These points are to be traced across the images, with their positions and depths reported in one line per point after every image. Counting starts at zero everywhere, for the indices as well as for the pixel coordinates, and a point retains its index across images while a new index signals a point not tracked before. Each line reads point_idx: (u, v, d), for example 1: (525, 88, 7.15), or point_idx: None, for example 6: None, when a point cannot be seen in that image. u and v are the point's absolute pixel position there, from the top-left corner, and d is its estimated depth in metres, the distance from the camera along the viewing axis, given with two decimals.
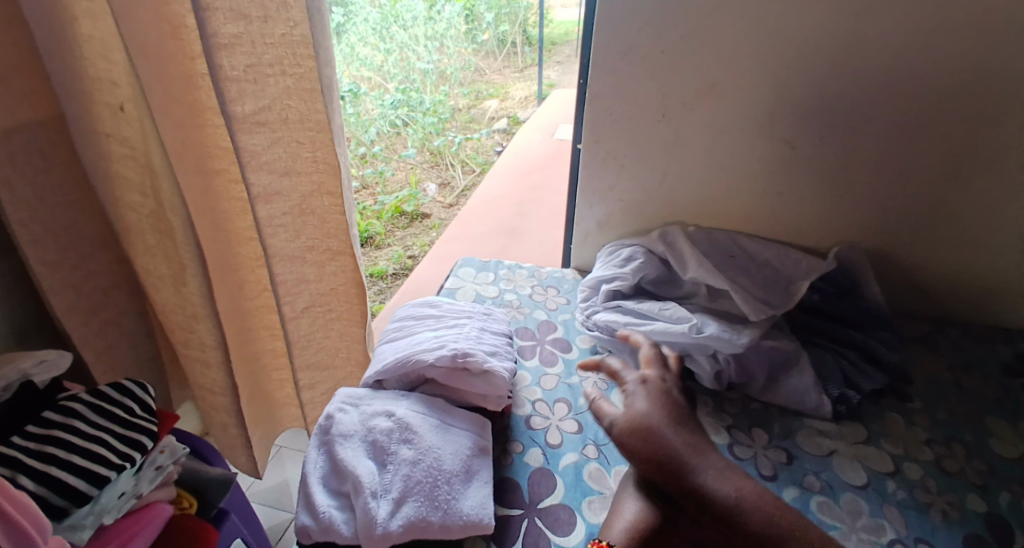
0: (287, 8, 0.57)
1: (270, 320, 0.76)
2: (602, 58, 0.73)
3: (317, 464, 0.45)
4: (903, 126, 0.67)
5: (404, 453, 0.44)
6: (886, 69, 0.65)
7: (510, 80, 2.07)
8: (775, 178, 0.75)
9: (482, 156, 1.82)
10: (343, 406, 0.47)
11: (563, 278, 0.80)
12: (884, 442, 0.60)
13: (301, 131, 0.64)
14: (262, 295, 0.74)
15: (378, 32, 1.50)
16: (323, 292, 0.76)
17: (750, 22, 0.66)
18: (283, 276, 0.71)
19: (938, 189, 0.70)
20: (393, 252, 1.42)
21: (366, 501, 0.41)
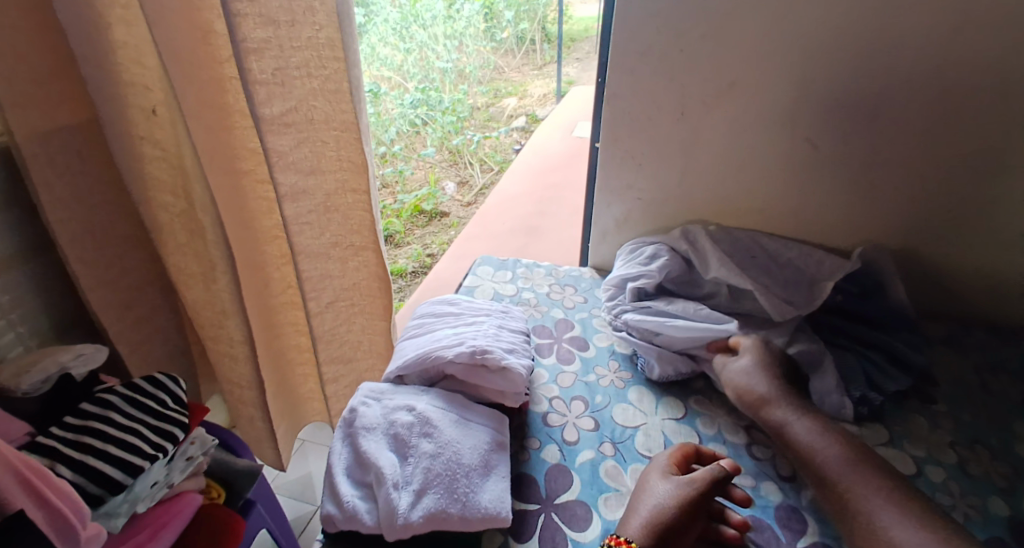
0: (312, 11, 0.59)
1: (294, 316, 0.78)
2: (620, 58, 0.73)
3: (341, 456, 0.46)
4: (929, 123, 0.66)
5: (424, 447, 0.45)
6: (910, 65, 0.64)
7: (530, 77, 2.06)
8: (796, 176, 0.74)
9: (501, 155, 1.84)
10: (366, 400, 0.48)
11: (581, 277, 0.81)
12: (906, 444, 0.60)
13: (326, 130, 0.66)
14: (286, 292, 0.75)
15: (399, 31, 1.51)
16: (346, 286, 0.78)
17: (769, 20, 0.66)
18: (308, 272, 0.72)
19: (966, 187, 0.69)
20: (412, 250, 1.45)
21: (388, 491, 0.42)
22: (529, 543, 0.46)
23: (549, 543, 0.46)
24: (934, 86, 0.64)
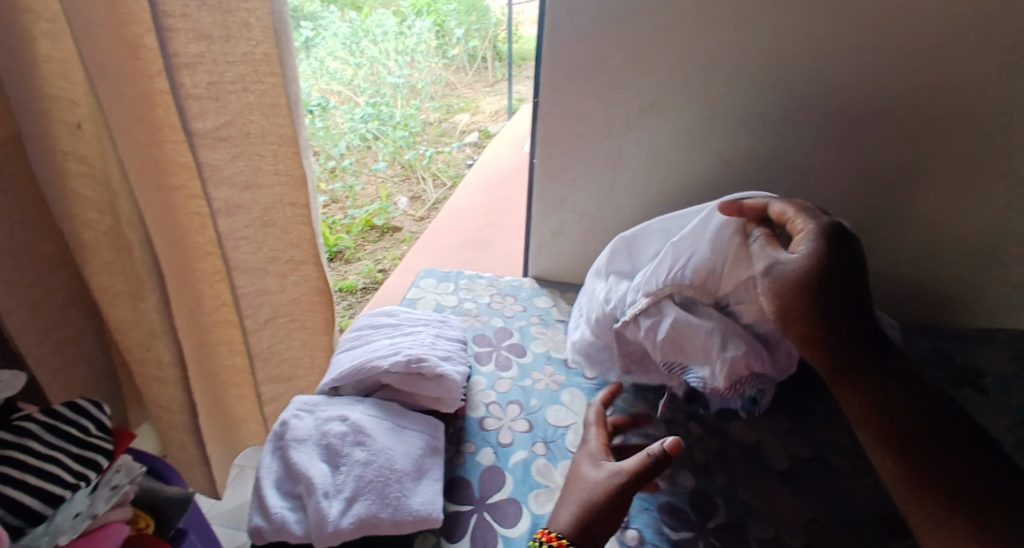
0: (248, 28, 0.59)
1: (232, 336, 0.77)
2: (550, 78, 0.76)
3: (272, 468, 0.46)
4: (835, 139, 0.72)
5: (356, 455, 0.45)
6: (819, 86, 0.69)
7: (481, 94, 2.05)
8: (719, 190, 0.79)
9: (454, 170, 1.87)
10: (298, 412, 0.49)
11: (520, 287, 0.83)
12: (812, 432, 0.64)
13: (263, 144, 0.65)
14: (220, 311, 0.74)
15: (349, 46, 1.49)
16: (285, 301, 0.77)
17: (684, 46, 0.70)
18: (245, 287, 0.73)
19: (873, 199, 0.75)
20: (363, 267, 1.43)
21: (317, 501, 0.42)
22: (461, 543, 0.47)
23: (480, 543, 0.47)
24: (839, 105, 0.69)
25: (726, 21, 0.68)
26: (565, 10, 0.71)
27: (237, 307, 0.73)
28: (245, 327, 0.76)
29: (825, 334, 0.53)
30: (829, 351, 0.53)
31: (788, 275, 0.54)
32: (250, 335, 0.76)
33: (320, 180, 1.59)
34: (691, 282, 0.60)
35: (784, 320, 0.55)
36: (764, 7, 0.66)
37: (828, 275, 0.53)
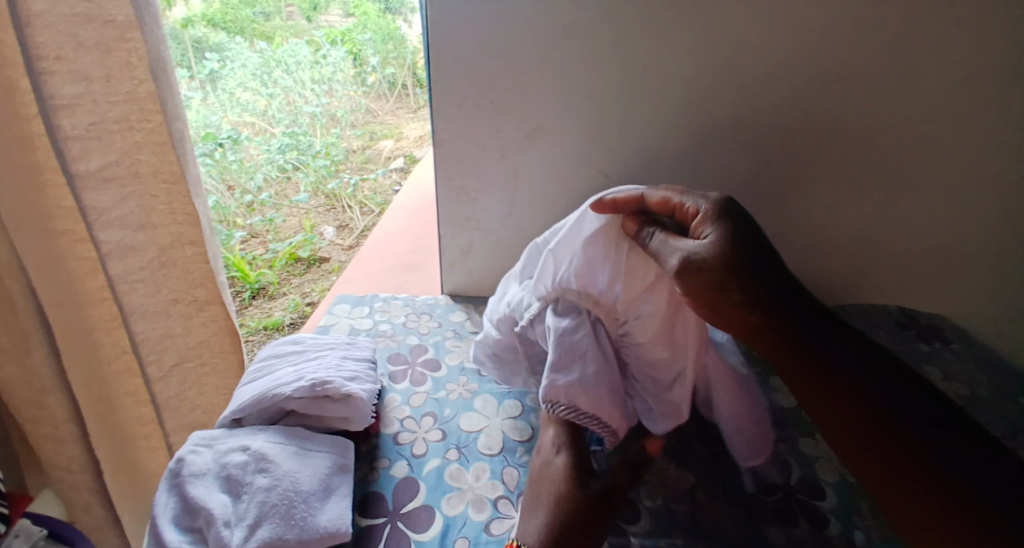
0: (131, 67, 0.60)
1: (134, 385, 0.73)
2: (441, 106, 0.78)
3: (169, 505, 0.45)
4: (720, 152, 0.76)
5: (259, 482, 0.46)
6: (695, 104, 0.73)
7: (406, 120, 1.80)
8: None
9: (381, 196, 1.73)
10: (195, 447, 0.48)
11: (436, 304, 0.85)
12: (817, 468, 0.57)
13: (156, 183, 0.67)
14: (120, 359, 0.71)
15: (259, 77, 1.58)
16: (192, 344, 0.78)
17: (562, 74, 0.73)
18: (144, 332, 0.72)
19: None
20: (289, 301, 1.39)
21: (218, 531, 0.42)
22: None
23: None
24: (724, 120, 0.72)
25: (598, 48, 0.71)
26: (448, 42, 0.73)
27: (137, 355, 0.72)
28: (149, 377, 0.74)
29: (762, 322, 0.53)
30: (773, 344, 0.53)
31: (701, 261, 0.53)
32: (155, 384, 0.75)
33: (236, 216, 1.53)
34: (577, 287, 0.59)
35: (711, 311, 0.54)
36: (635, 35, 0.69)
37: (742, 265, 0.52)
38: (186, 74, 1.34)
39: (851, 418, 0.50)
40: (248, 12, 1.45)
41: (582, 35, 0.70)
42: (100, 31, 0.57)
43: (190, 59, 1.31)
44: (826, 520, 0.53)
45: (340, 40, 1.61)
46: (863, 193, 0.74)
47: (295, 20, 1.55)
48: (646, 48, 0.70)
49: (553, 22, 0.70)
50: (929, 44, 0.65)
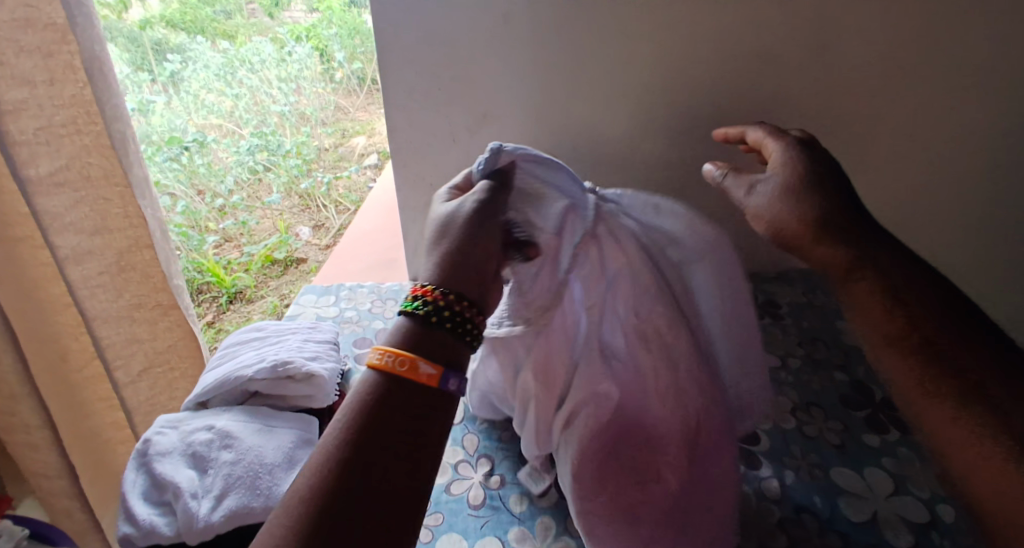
0: (73, 70, 0.65)
1: (106, 390, 0.82)
2: (392, 96, 0.80)
3: (138, 482, 0.50)
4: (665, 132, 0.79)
5: (224, 457, 0.50)
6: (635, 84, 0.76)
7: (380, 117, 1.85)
8: None
9: (355, 193, 1.65)
10: (161, 429, 0.52)
11: (402, 289, 0.87)
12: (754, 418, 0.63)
13: (107, 187, 0.73)
14: (89, 366, 0.79)
15: (223, 77, 1.61)
16: (159, 349, 0.86)
17: (504, 59, 0.76)
18: (109, 338, 0.79)
19: None
20: (269, 302, 1.39)
21: (185, 502, 0.47)
22: None
23: None
24: (660, 98, 0.76)
25: (538, 33, 0.73)
26: (394, 35, 0.75)
27: (104, 361, 0.80)
28: (119, 381, 0.83)
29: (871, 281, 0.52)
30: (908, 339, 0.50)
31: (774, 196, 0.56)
32: (124, 388, 0.84)
33: (208, 220, 1.52)
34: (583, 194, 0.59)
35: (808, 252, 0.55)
36: (570, 16, 0.72)
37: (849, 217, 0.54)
38: (150, 77, 1.41)
39: (941, 395, 0.47)
40: (209, 10, 1.51)
41: (520, 21, 0.73)
42: (40, 36, 0.62)
43: (151, 61, 1.38)
44: (759, 463, 0.59)
45: (306, 35, 1.72)
46: None
47: (259, 17, 1.65)
48: (584, 30, 0.73)
49: (490, 10, 0.72)
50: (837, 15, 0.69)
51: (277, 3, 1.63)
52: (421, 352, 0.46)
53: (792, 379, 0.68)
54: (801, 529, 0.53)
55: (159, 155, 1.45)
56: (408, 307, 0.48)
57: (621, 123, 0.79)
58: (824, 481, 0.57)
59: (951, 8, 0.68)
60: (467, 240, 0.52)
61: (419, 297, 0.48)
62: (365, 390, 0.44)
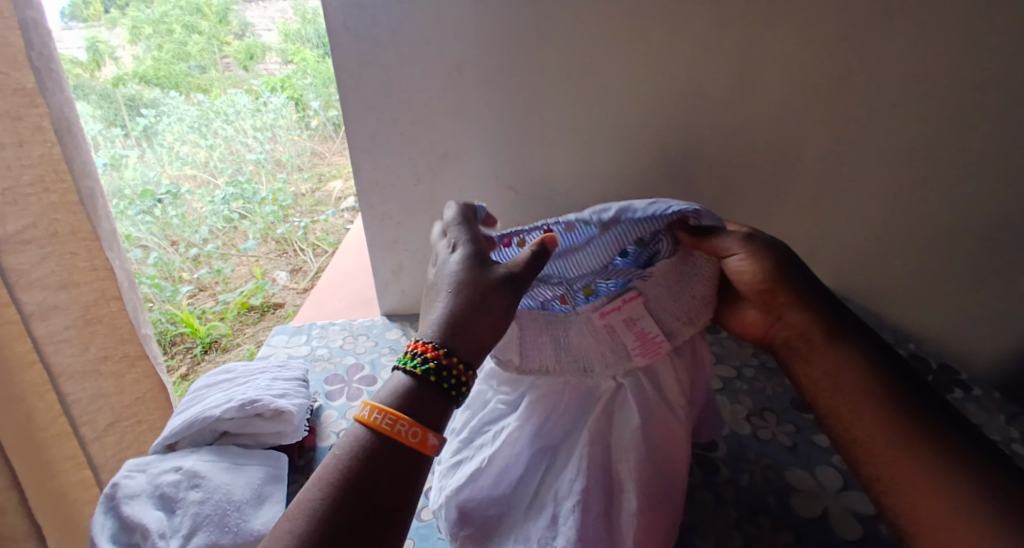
0: (41, 132, 0.72)
1: (72, 448, 0.86)
2: (354, 142, 0.83)
3: (105, 526, 0.50)
4: (615, 162, 0.83)
5: (192, 496, 0.51)
6: (582, 119, 0.80)
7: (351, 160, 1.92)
8: (529, 218, 0.88)
9: (333, 235, 1.69)
10: (129, 472, 0.53)
11: (373, 325, 0.89)
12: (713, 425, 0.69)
13: (74, 242, 0.79)
14: (56, 423, 0.83)
15: (197, 129, 1.63)
16: (127, 402, 0.92)
17: (458, 102, 0.80)
18: (75, 393, 0.84)
19: None
20: (244, 350, 1.37)
21: (154, 542, 0.48)
22: None
23: None
24: (604, 132, 0.81)
25: (490, 81, 0.78)
26: (353, 85, 0.79)
27: (71, 419, 0.85)
28: (84, 437, 0.88)
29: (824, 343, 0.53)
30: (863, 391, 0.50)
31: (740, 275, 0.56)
32: (90, 443, 0.89)
33: (181, 270, 1.51)
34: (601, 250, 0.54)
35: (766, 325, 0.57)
36: (515, 60, 0.77)
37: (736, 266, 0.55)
38: (122, 131, 1.42)
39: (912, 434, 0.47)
40: (183, 65, 1.55)
41: (472, 70, 0.78)
42: (10, 100, 0.68)
43: (124, 116, 1.41)
44: (718, 467, 0.63)
45: (281, 86, 1.76)
46: (733, 186, 0.84)
47: (234, 71, 1.67)
48: (531, 74, 0.78)
49: (444, 61, 0.77)
50: (755, 49, 0.75)
51: (251, 57, 1.66)
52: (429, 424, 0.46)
53: (747, 388, 0.75)
54: (754, 525, 0.57)
55: (130, 210, 1.45)
56: (407, 363, 0.47)
57: (570, 157, 0.83)
58: (777, 481, 0.61)
59: (870, 35, 0.73)
60: (473, 296, 0.49)
61: (421, 355, 0.47)
62: (357, 448, 0.44)
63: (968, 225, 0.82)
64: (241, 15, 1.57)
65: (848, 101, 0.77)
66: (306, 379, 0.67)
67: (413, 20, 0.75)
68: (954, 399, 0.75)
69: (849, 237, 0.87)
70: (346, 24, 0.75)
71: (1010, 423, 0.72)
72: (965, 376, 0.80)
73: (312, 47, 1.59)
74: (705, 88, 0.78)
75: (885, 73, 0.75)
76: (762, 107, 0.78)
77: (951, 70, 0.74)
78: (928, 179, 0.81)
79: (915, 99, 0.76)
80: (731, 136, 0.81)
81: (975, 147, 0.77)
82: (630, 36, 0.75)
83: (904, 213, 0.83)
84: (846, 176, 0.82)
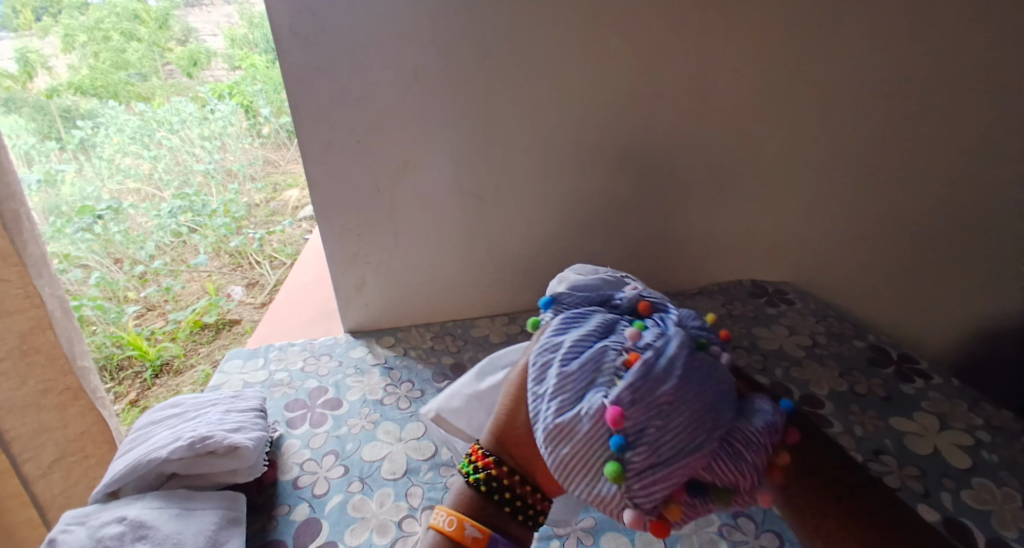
0: None
1: (16, 486, 0.80)
2: (308, 153, 0.79)
3: None
4: (584, 162, 0.82)
5: None
6: (551, 120, 0.79)
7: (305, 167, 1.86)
8: (499, 220, 0.85)
9: (291, 246, 1.60)
10: (66, 526, 0.48)
11: (336, 343, 0.86)
12: None
13: (7, 267, 0.74)
14: None
15: (139, 139, 1.52)
16: (71, 437, 0.86)
17: (418, 106, 0.77)
18: (15, 430, 0.78)
19: (637, 209, 0.86)
20: (200, 372, 1.28)
21: None
22: None
23: None
24: (571, 134, 0.80)
25: (449, 84, 0.76)
26: (306, 95, 0.75)
27: (14, 456, 0.79)
28: (28, 475, 0.81)
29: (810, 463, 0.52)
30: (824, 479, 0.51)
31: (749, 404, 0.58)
32: (35, 483, 0.82)
33: (127, 289, 1.40)
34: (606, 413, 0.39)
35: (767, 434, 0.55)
36: (476, 63, 0.75)
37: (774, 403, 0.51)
38: (58, 144, 1.33)
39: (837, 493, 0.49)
40: (123, 74, 1.49)
41: (427, 77, 0.75)
42: None
43: (59, 128, 1.32)
44: None
45: (229, 93, 1.70)
46: (702, 183, 0.84)
47: (177, 78, 1.63)
48: (493, 78, 0.75)
49: (400, 67, 0.74)
50: (715, 48, 0.75)
51: (196, 63, 1.63)
52: (471, 512, 0.44)
53: None
54: (739, 533, 0.56)
55: (69, 227, 1.32)
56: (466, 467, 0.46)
57: (535, 160, 0.81)
58: None
59: (825, 31, 0.74)
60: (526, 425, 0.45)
61: (476, 461, 0.45)
62: None
63: (926, 210, 0.84)
64: (182, 20, 1.55)
65: (811, 95, 0.78)
66: (263, 409, 0.63)
67: (365, 23, 0.72)
68: (914, 388, 0.75)
69: (818, 229, 0.88)
70: (292, 31, 0.71)
71: (970, 409, 0.72)
72: (924, 364, 0.80)
73: (262, 55, 1.68)
74: (668, 88, 0.77)
75: (840, 68, 0.76)
76: (724, 103, 0.78)
77: (904, 60, 0.75)
78: (884, 168, 0.82)
79: (869, 91, 0.77)
80: (698, 131, 0.80)
81: (926, 138, 0.80)
82: (589, 36, 0.74)
83: (863, 205, 0.85)
84: (808, 171, 0.83)
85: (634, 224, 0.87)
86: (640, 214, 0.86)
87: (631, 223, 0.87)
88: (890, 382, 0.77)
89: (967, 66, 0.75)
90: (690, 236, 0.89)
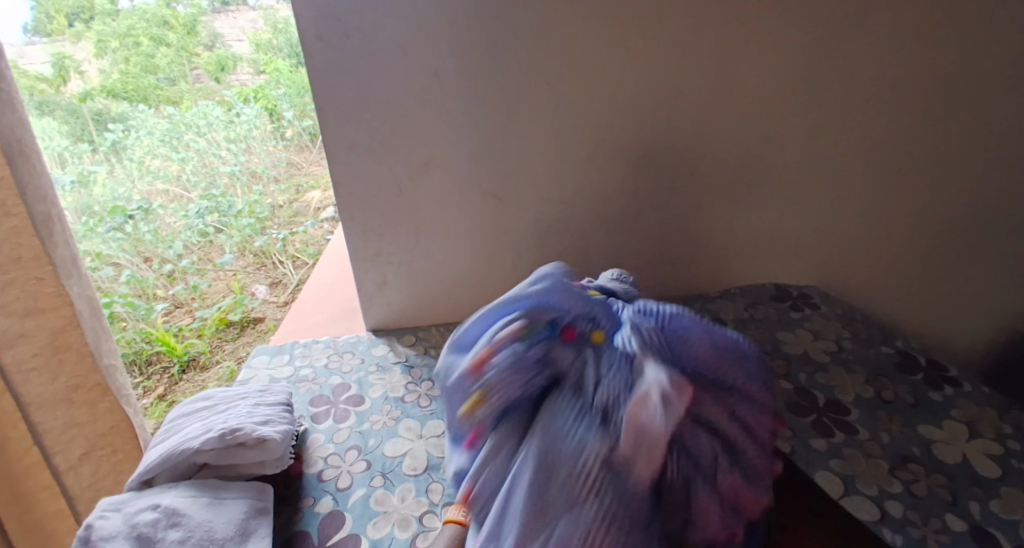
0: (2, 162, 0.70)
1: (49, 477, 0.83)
2: (332, 154, 0.81)
3: None
4: (604, 163, 0.82)
5: (171, 536, 0.49)
6: (571, 120, 0.79)
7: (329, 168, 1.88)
8: (519, 220, 0.86)
9: (314, 246, 1.62)
10: (103, 512, 0.50)
11: (358, 341, 0.87)
12: None
13: (40, 267, 0.77)
14: (29, 454, 0.79)
15: (168, 141, 1.56)
16: (100, 432, 0.90)
17: (439, 108, 0.78)
18: (47, 423, 0.81)
19: (656, 210, 0.86)
20: (224, 368, 1.31)
21: None
22: None
23: None
24: (591, 135, 0.80)
25: (470, 86, 0.77)
26: (331, 97, 0.77)
27: (45, 448, 0.82)
28: (58, 467, 0.84)
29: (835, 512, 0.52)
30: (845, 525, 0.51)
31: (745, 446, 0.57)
32: (65, 474, 0.86)
33: (155, 287, 1.43)
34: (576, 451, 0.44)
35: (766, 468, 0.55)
36: (497, 64, 0.75)
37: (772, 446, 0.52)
38: (90, 146, 1.41)
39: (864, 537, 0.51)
40: (152, 78, 1.55)
41: (448, 79, 0.76)
42: None
43: (91, 131, 1.40)
44: None
45: (254, 97, 1.73)
46: (722, 184, 0.84)
47: (204, 82, 1.68)
48: (513, 79, 0.76)
49: (422, 69, 0.76)
50: (736, 47, 0.75)
51: (222, 68, 1.67)
52: None
53: None
54: None
55: (100, 227, 1.39)
56: None
57: (554, 160, 0.82)
58: None
59: (848, 30, 0.73)
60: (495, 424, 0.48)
61: None
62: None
63: (951, 211, 0.83)
64: (208, 25, 1.62)
65: (834, 95, 0.77)
66: (289, 404, 0.64)
67: (388, 26, 0.73)
68: (942, 395, 0.74)
69: (841, 230, 0.87)
70: (318, 34, 0.73)
71: (1001, 418, 0.71)
72: (953, 370, 0.79)
73: (285, 59, 1.73)
74: (687, 89, 0.77)
75: (863, 68, 0.75)
76: (744, 104, 0.78)
77: (929, 59, 0.74)
78: (908, 168, 0.81)
79: (893, 91, 0.76)
80: (718, 131, 0.80)
81: (953, 138, 0.78)
82: (608, 36, 0.74)
83: (887, 206, 0.84)
84: (830, 172, 0.82)
85: (651, 224, 0.87)
86: (659, 215, 0.86)
87: (649, 224, 0.87)
88: (917, 388, 0.75)
89: (995, 64, 0.74)
90: (709, 238, 0.88)
